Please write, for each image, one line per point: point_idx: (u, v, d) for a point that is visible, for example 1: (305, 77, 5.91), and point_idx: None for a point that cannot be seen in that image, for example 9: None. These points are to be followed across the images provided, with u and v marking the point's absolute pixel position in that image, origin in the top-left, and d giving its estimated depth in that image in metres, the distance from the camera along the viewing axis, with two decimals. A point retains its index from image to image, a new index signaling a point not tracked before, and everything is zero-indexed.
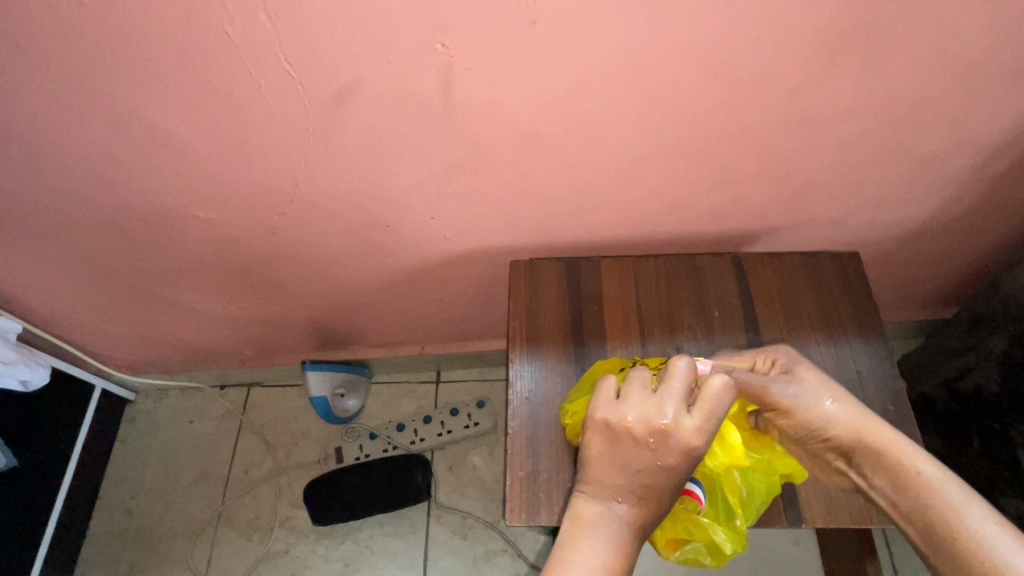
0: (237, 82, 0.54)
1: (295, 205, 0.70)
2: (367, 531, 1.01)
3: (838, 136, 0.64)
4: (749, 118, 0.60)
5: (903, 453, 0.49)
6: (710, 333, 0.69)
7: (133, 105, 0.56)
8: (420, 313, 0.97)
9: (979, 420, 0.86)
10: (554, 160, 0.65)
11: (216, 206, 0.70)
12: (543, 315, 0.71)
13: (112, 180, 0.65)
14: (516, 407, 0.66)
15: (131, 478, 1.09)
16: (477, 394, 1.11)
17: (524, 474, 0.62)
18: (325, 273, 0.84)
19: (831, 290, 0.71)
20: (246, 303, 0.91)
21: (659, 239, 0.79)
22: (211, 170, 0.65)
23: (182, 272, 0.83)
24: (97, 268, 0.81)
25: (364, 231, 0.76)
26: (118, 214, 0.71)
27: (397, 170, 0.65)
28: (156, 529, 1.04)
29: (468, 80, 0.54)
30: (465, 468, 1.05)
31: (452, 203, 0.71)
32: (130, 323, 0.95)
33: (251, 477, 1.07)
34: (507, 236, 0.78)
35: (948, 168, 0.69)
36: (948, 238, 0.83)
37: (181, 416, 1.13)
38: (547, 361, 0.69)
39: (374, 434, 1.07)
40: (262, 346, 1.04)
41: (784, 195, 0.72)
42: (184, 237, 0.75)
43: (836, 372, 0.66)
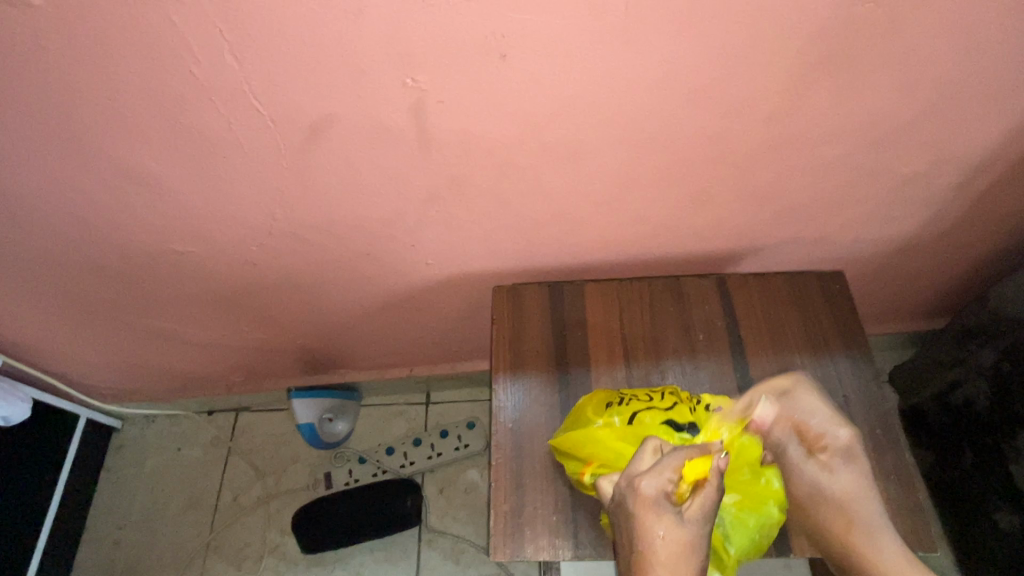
0: (207, 119, 0.53)
1: (274, 236, 0.70)
2: (358, 558, 1.00)
3: (818, 158, 0.63)
4: (727, 143, 0.60)
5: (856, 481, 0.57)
6: (695, 357, 0.69)
7: (103, 145, 0.55)
8: (407, 337, 0.96)
9: (972, 434, 0.85)
10: (534, 186, 0.64)
11: (195, 239, 0.69)
12: (526, 342, 0.70)
13: (87, 217, 0.65)
14: (500, 436, 0.65)
15: (118, 508, 1.07)
16: (467, 415, 1.09)
17: (508, 507, 0.61)
18: (308, 301, 0.83)
19: (817, 310, 0.70)
20: (230, 331, 0.90)
21: (644, 261, 0.79)
22: (187, 205, 0.64)
23: (164, 304, 0.82)
24: (76, 303, 0.80)
25: (345, 259, 0.75)
26: (95, 250, 0.70)
27: (375, 200, 0.65)
28: (143, 561, 1.03)
29: (441, 113, 0.54)
30: (456, 491, 1.04)
31: (433, 230, 0.70)
32: (114, 353, 0.94)
33: (239, 504, 1.06)
34: (490, 262, 0.77)
35: (930, 186, 0.69)
36: (935, 254, 0.83)
37: (168, 443, 1.12)
38: (531, 389, 0.68)
39: (363, 458, 1.05)
40: (248, 372, 1.03)
41: (767, 215, 0.71)
42: (163, 269, 0.74)
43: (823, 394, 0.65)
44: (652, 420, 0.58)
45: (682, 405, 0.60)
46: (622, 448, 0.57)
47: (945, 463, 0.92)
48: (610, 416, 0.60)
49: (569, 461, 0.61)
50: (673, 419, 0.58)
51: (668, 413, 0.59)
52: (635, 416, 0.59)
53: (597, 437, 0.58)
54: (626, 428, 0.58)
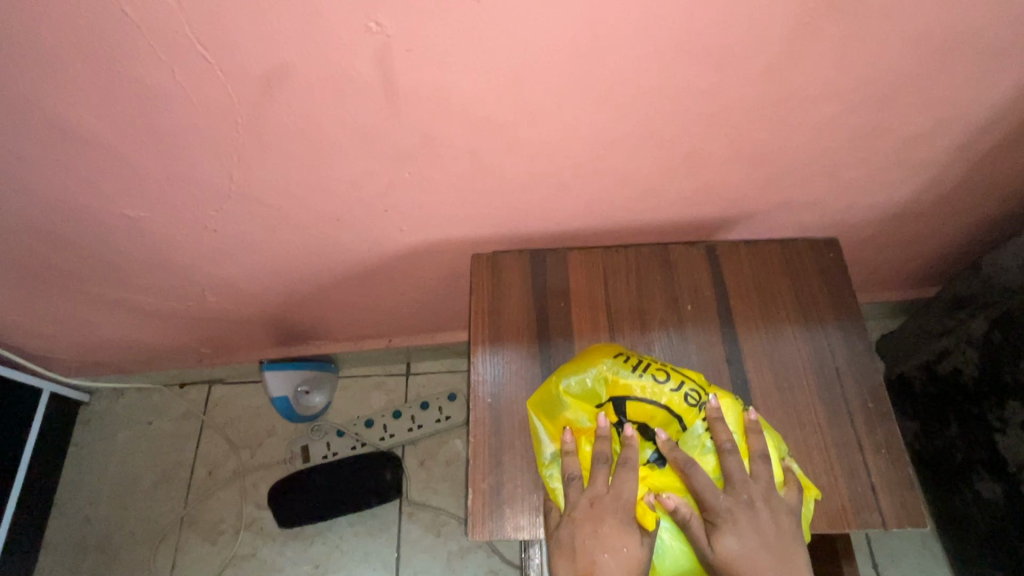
0: (146, 68, 0.48)
1: (235, 199, 0.65)
2: (337, 531, 0.98)
3: (815, 117, 0.59)
4: (719, 99, 0.56)
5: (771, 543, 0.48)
6: (682, 327, 0.65)
7: (31, 98, 0.50)
8: (384, 307, 0.92)
9: (957, 404, 0.85)
10: (513, 146, 0.60)
11: (148, 203, 0.64)
12: (506, 313, 0.67)
13: (24, 179, 0.59)
14: (479, 412, 0.62)
15: (89, 484, 1.04)
16: (448, 386, 1.07)
17: (487, 486, 0.59)
18: (276, 268, 0.79)
19: (809, 280, 0.67)
20: (195, 301, 0.85)
21: (630, 228, 0.75)
22: (136, 165, 0.59)
23: (121, 273, 0.77)
24: (26, 272, 0.75)
25: (313, 225, 0.70)
26: (38, 215, 0.65)
27: (342, 160, 0.60)
28: (116, 537, 1.00)
29: (409, 63, 0.49)
30: (437, 463, 1.02)
31: (405, 194, 0.66)
32: (73, 325, 0.89)
33: (214, 478, 1.03)
34: (467, 227, 0.73)
35: (931, 149, 0.65)
36: (929, 221, 0.80)
37: (139, 417, 1.08)
38: (510, 362, 0.65)
39: (342, 431, 1.03)
40: (218, 343, 0.99)
41: (759, 178, 0.68)
42: (117, 235, 0.69)
43: (813, 366, 0.62)
44: (639, 426, 0.54)
45: (669, 401, 0.54)
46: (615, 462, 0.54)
47: (930, 432, 0.91)
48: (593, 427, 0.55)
49: (543, 411, 0.58)
50: (659, 420, 0.54)
51: (654, 413, 0.54)
52: (620, 421, 0.55)
53: (585, 453, 0.54)
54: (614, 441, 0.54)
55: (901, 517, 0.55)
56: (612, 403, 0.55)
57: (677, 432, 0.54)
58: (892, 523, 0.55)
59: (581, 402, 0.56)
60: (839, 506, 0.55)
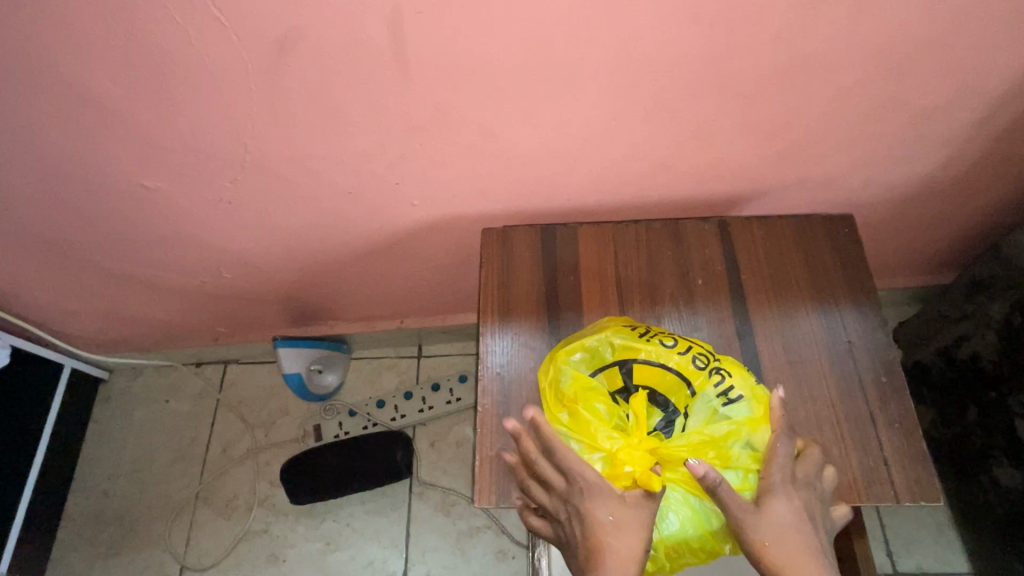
0: (164, 33, 0.49)
1: (249, 171, 0.66)
2: (348, 509, 0.99)
3: (829, 88, 0.59)
4: (731, 69, 0.56)
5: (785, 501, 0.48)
6: (692, 302, 0.65)
7: (53, 63, 0.51)
8: (395, 286, 0.93)
9: (976, 389, 0.83)
10: (524, 117, 0.60)
11: (165, 174, 0.66)
12: (516, 286, 0.67)
13: (46, 148, 0.61)
14: (487, 382, 0.62)
15: (107, 460, 1.06)
16: (459, 368, 1.07)
17: (494, 454, 0.59)
18: (290, 244, 0.80)
19: (822, 255, 0.66)
20: (211, 278, 0.87)
21: (641, 206, 0.75)
22: (153, 134, 0.60)
23: (139, 246, 0.79)
24: (48, 245, 0.77)
25: (326, 199, 0.71)
26: (61, 185, 0.66)
27: (354, 130, 0.61)
28: (133, 511, 1.02)
29: (420, 28, 0.49)
30: (447, 444, 1.02)
31: (416, 167, 0.66)
32: (92, 301, 0.91)
33: (228, 455, 1.05)
34: (478, 202, 0.73)
35: (948, 123, 0.64)
36: (948, 201, 0.79)
37: (156, 394, 1.10)
38: (518, 334, 0.65)
39: (354, 411, 1.04)
40: (233, 322, 1.00)
41: (772, 152, 0.67)
42: (135, 208, 0.71)
43: (824, 341, 0.62)
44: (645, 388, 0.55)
45: (676, 364, 0.55)
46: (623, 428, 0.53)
47: (947, 419, 0.89)
48: (600, 390, 0.54)
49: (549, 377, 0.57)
50: (667, 384, 0.55)
51: (661, 376, 0.55)
52: (625, 384, 0.56)
53: None
54: (621, 404, 0.54)
55: (912, 491, 0.54)
56: (619, 366, 0.56)
57: (686, 397, 0.54)
58: (905, 497, 0.54)
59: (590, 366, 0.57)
60: (850, 480, 0.55)
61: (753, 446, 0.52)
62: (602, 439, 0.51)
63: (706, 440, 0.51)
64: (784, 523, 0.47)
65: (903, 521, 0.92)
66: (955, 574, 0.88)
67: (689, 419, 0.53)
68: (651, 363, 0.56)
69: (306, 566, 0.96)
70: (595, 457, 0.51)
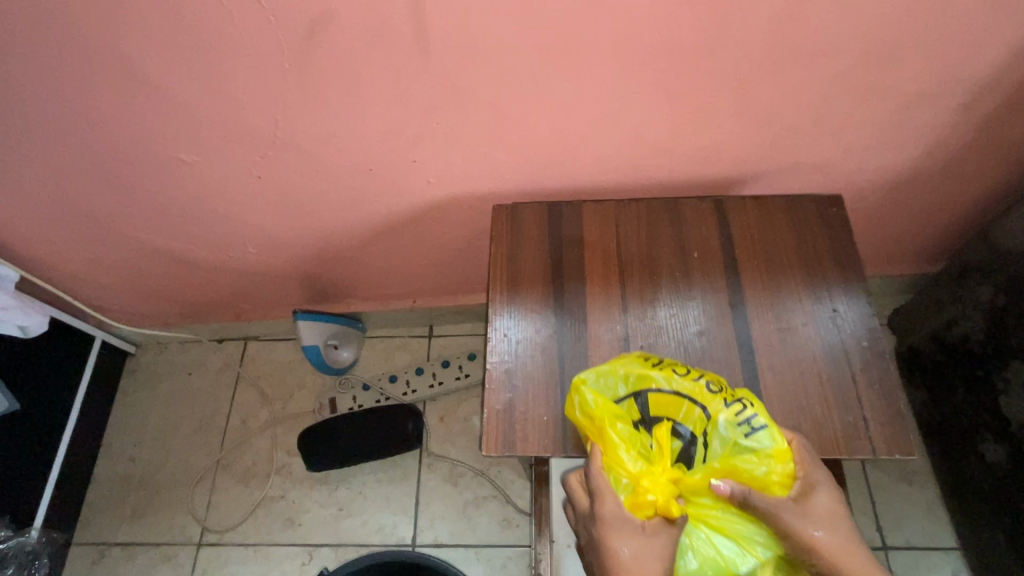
0: (209, 12, 0.54)
1: (278, 146, 0.71)
2: (361, 478, 1.04)
3: (819, 73, 0.63)
4: (727, 53, 0.60)
5: (836, 525, 0.54)
6: (688, 274, 0.69)
7: (109, 38, 0.56)
8: (409, 265, 0.98)
9: (963, 369, 0.87)
10: (533, 99, 0.65)
11: (201, 147, 0.71)
12: (524, 257, 0.71)
13: (96, 120, 0.66)
14: (495, 344, 0.66)
15: (133, 428, 1.12)
16: (468, 348, 1.12)
17: (500, 407, 0.63)
18: (312, 220, 0.85)
19: (812, 232, 0.70)
20: (237, 253, 0.92)
21: (643, 187, 0.79)
22: (193, 108, 0.65)
23: (173, 219, 0.84)
24: (89, 216, 0.83)
25: (347, 175, 0.76)
26: (105, 156, 0.72)
27: (376, 109, 0.66)
28: (157, 476, 1.07)
29: (440, 10, 0.54)
30: (456, 419, 1.07)
31: (432, 145, 0.71)
32: (125, 273, 0.96)
33: (248, 426, 1.10)
34: (489, 181, 0.78)
35: (934, 109, 0.68)
36: (937, 188, 0.82)
37: (180, 368, 1.16)
38: (526, 302, 0.68)
39: (367, 385, 1.09)
40: (255, 298, 1.06)
41: (767, 136, 0.71)
42: (171, 180, 0.76)
43: (812, 312, 0.65)
44: (662, 418, 0.56)
45: (691, 392, 0.56)
46: (647, 456, 0.56)
47: (937, 399, 0.93)
48: (620, 418, 0.57)
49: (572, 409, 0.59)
50: (684, 412, 0.56)
51: (678, 405, 0.56)
52: (643, 415, 0.57)
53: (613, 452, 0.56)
54: (641, 432, 0.56)
55: (892, 445, 0.58)
56: (634, 398, 0.57)
57: (705, 425, 0.55)
58: (882, 450, 0.58)
59: (608, 395, 0.58)
60: (831, 434, 0.59)
61: (772, 474, 0.55)
62: (625, 465, 0.55)
63: (723, 467, 0.55)
64: (824, 514, 0.54)
65: (894, 498, 0.96)
66: (943, 549, 0.92)
67: (711, 447, 0.55)
68: (665, 393, 0.57)
69: (320, 530, 1.01)
70: (621, 485, 0.55)
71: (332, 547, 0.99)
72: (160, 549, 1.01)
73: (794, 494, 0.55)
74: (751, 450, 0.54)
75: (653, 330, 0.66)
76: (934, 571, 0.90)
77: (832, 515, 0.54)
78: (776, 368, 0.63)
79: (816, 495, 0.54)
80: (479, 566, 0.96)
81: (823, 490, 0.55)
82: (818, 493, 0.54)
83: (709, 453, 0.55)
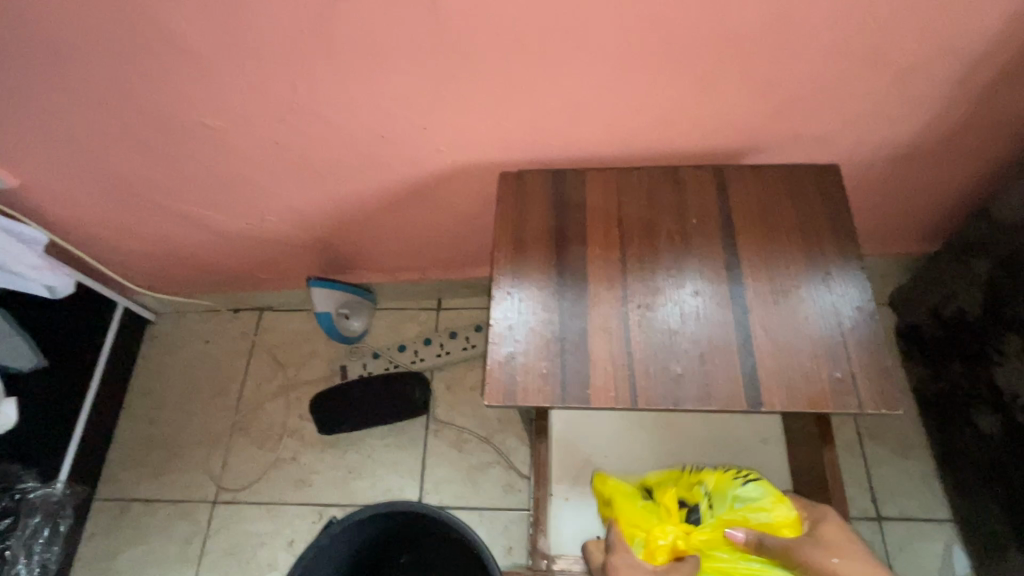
0: None
1: (296, 112, 0.74)
2: (370, 442, 1.07)
3: (818, 43, 0.65)
4: (727, 22, 0.62)
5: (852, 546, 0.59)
6: (687, 239, 0.71)
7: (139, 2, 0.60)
8: (419, 236, 1.01)
9: (962, 343, 0.88)
10: (539, 67, 0.67)
11: (223, 113, 0.74)
12: (528, 221, 0.74)
13: (125, 84, 0.70)
14: (500, 302, 0.69)
15: (153, 391, 1.16)
16: (475, 320, 1.15)
17: (503, 360, 0.66)
18: (326, 188, 0.88)
19: (808, 200, 0.72)
20: (254, 220, 0.96)
21: (646, 158, 0.81)
22: (215, 73, 0.68)
23: (194, 184, 0.87)
24: (115, 181, 0.86)
25: (360, 142, 0.79)
26: (133, 120, 0.75)
27: (389, 76, 0.69)
28: (175, 437, 1.11)
29: None
30: (462, 388, 1.10)
31: (442, 113, 0.74)
32: (147, 239, 1.00)
33: (262, 392, 1.14)
34: (496, 150, 0.80)
35: (932, 81, 0.70)
36: (936, 163, 0.84)
37: (198, 335, 1.20)
38: (530, 263, 0.71)
39: (377, 354, 1.12)
40: (271, 268, 1.10)
41: (767, 106, 0.73)
42: (193, 145, 0.80)
43: (806, 276, 0.67)
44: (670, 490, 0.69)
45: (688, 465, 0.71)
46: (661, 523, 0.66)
47: (935, 374, 0.94)
48: None
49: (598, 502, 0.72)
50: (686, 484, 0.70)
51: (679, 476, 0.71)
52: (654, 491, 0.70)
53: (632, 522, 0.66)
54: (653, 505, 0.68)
55: (877, 400, 0.60)
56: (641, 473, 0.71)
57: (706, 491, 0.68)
58: (869, 405, 0.60)
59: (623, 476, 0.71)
60: (820, 389, 0.61)
61: (774, 520, 0.65)
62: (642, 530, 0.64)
63: (732, 520, 0.66)
64: (835, 542, 0.59)
65: (889, 470, 0.97)
66: (937, 520, 0.93)
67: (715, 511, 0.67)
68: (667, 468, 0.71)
69: (331, 491, 1.04)
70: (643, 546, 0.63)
71: (341, 507, 1.03)
72: (178, 506, 1.05)
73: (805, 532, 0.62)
74: (747, 503, 0.67)
75: (651, 290, 0.68)
76: (928, 541, 0.92)
77: (848, 539, 0.60)
78: (770, 328, 0.64)
79: (826, 526, 0.61)
80: (482, 529, 0.99)
81: (831, 522, 0.62)
82: (827, 527, 0.61)
83: (717, 508, 0.68)
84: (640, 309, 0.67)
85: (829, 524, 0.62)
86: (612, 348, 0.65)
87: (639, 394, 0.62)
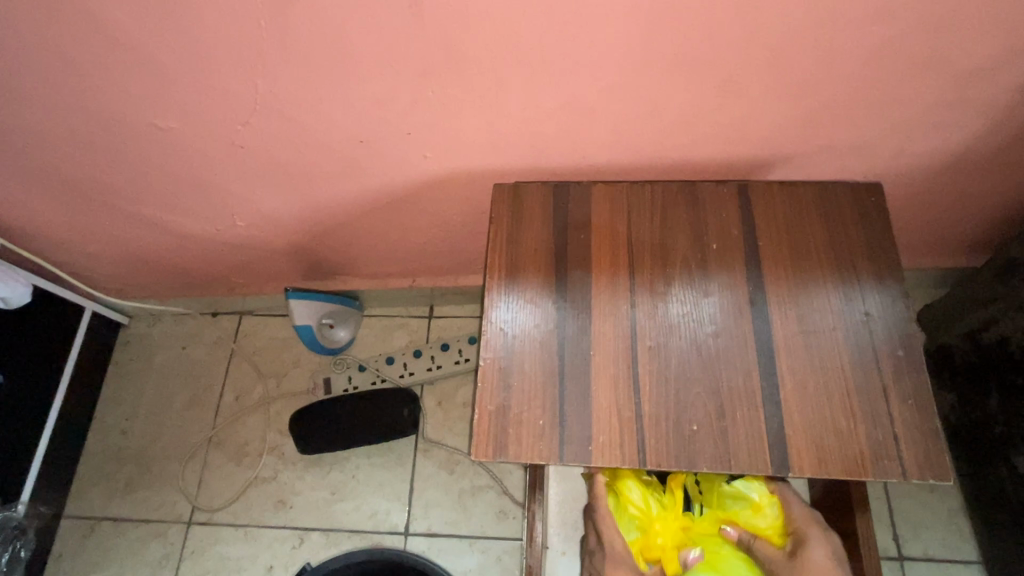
0: None
1: (259, 113, 0.65)
2: (354, 462, 1.00)
3: (865, 43, 0.55)
4: (759, 17, 0.52)
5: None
6: (705, 266, 0.62)
7: None
8: (407, 242, 0.92)
9: (1001, 374, 0.79)
10: (538, 66, 0.58)
11: (177, 112, 0.65)
12: (525, 242, 0.65)
13: (61, 80, 0.61)
14: (490, 337, 0.61)
15: (125, 400, 1.09)
16: (469, 330, 1.07)
17: (493, 408, 0.58)
18: (301, 193, 0.80)
19: (845, 222, 0.63)
20: (225, 225, 0.87)
21: (659, 167, 0.72)
22: (162, 69, 0.59)
23: (154, 188, 0.79)
24: (67, 183, 0.78)
25: (335, 145, 0.70)
26: (77, 120, 0.66)
27: (363, 74, 0.59)
28: (148, 451, 1.05)
29: None
30: (454, 404, 1.03)
31: (427, 115, 0.65)
32: (109, 243, 0.92)
33: (241, 403, 1.07)
34: (490, 156, 0.71)
35: (993, 87, 0.60)
36: (986, 176, 0.74)
37: (173, 341, 1.12)
38: (525, 292, 0.63)
39: (363, 366, 1.04)
40: (249, 273, 1.02)
41: (800, 112, 0.63)
42: (148, 147, 0.71)
43: (842, 315, 0.58)
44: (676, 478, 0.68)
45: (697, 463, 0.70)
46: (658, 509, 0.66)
47: (967, 404, 0.86)
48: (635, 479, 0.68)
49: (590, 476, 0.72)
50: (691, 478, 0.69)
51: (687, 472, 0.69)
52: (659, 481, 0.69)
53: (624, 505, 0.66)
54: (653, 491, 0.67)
55: (923, 467, 0.52)
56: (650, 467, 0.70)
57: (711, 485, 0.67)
58: (914, 473, 0.52)
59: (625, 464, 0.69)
60: (857, 452, 0.53)
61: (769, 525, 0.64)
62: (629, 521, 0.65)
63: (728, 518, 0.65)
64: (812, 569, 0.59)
65: (912, 505, 0.90)
66: (963, 561, 0.87)
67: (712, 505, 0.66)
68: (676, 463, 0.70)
69: (312, 513, 0.98)
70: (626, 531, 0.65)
71: (323, 532, 0.96)
72: (150, 526, 0.99)
73: (791, 548, 0.61)
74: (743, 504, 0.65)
75: (664, 327, 0.60)
76: None
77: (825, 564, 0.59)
78: (799, 377, 0.56)
79: (810, 551, 0.60)
80: (474, 558, 0.93)
81: (816, 545, 0.60)
82: (811, 549, 0.60)
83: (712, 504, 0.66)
84: (651, 350, 0.59)
85: (816, 546, 0.60)
86: (617, 397, 0.57)
87: (648, 453, 0.55)
